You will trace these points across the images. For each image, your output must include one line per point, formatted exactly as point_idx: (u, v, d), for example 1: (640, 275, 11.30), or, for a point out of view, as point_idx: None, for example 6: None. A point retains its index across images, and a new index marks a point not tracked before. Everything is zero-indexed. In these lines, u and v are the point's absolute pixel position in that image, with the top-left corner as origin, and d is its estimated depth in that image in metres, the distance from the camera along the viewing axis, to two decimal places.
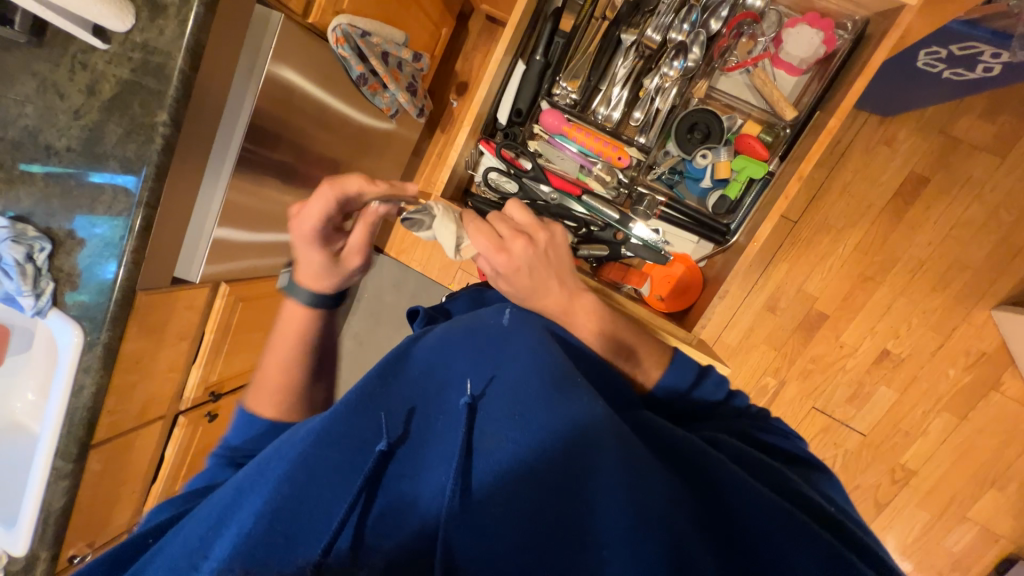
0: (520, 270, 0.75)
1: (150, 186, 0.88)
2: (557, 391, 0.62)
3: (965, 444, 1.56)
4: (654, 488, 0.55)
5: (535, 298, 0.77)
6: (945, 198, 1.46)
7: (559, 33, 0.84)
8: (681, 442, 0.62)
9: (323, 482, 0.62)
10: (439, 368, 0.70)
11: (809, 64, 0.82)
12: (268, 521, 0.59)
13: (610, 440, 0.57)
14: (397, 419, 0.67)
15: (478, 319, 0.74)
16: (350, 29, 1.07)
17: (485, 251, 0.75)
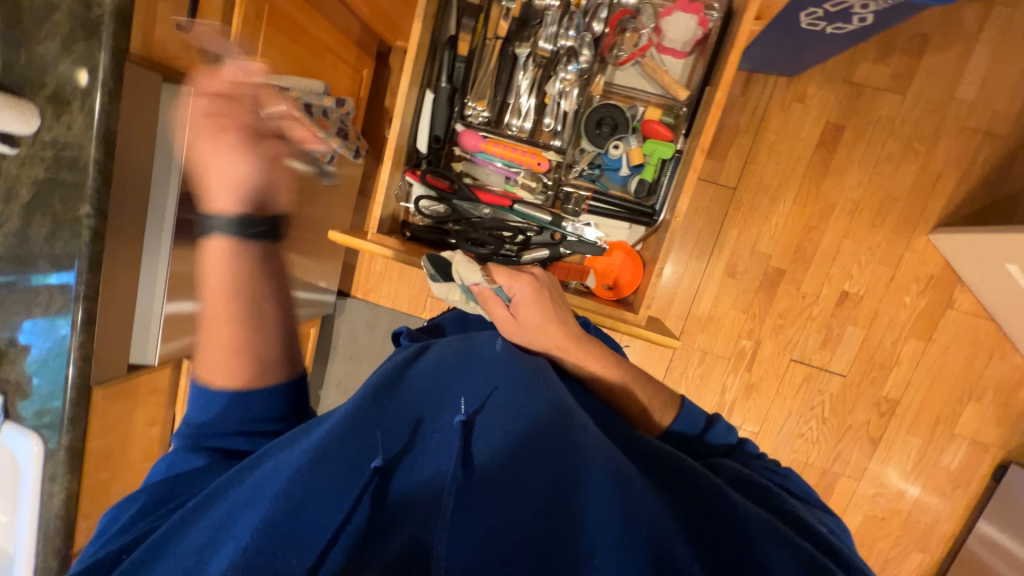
0: (542, 290, 0.83)
1: (86, 279, 0.87)
2: (549, 410, 0.67)
3: (937, 365, 1.63)
4: (640, 497, 0.59)
5: (553, 329, 0.81)
6: (862, 140, 1.55)
7: (458, 59, 0.88)
8: (669, 458, 0.68)
9: (320, 491, 0.61)
10: (434, 387, 0.73)
11: (691, 46, 0.88)
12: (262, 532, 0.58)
13: (599, 453, 0.62)
14: (396, 437, 0.67)
15: (469, 350, 0.78)
16: (264, 87, 1.10)
17: (511, 273, 0.82)
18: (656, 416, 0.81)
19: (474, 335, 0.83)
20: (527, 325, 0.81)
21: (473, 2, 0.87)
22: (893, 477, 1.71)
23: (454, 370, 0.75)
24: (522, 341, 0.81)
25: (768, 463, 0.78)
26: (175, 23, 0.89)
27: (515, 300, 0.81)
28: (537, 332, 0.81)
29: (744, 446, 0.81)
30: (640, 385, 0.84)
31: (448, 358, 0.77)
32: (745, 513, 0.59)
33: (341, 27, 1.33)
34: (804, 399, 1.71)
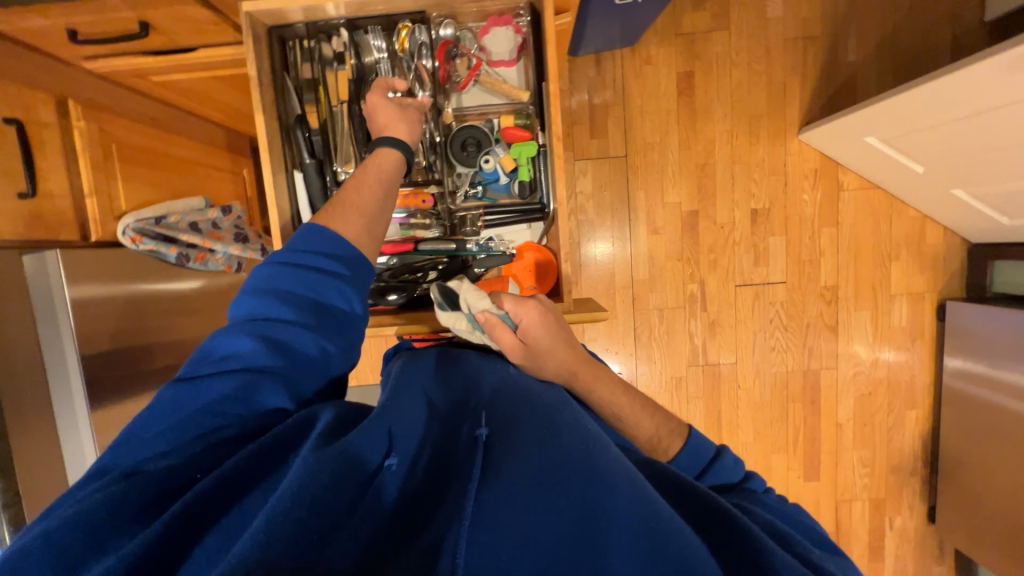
0: (547, 314, 0.81)
1: (2, 488, 0.83)
2: (572, 431, 0.60)
3: (853, 242, 1.79)
4: (675, 530, 0.48)
5: (560, 349, 0.80)
6: (712, 78, 1.71)
7: (312, 133, 0.90)
8: (692, 497, 0.57)
9: (344, 482, 0.49)
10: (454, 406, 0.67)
11: (516, 52, 0.94)
12: (284, 509, 0.44)
13: (627, 478, 0.52)
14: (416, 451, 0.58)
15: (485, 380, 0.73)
16: (140, 223, 1.07)
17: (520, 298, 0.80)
18: (661, 451, 0.75)
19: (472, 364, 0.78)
20: (538, 347, 0.78)
21: (307, 77, 0.90)
22: (863, 352, 1.83)
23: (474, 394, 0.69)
24: (532, 365, 0.78)
25: (777, 501, 0.68)
26: (16, 195, 0.85)
27: (524, 324, 0.79)
28: (542, 354, 0.79)
29: (744, 483, 0.72)
30: (647, 418, 0.78)
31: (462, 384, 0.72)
32: (777, 564, 0.48)
33: (205, 140, 1.34)
34: (762, 316, 1.81)
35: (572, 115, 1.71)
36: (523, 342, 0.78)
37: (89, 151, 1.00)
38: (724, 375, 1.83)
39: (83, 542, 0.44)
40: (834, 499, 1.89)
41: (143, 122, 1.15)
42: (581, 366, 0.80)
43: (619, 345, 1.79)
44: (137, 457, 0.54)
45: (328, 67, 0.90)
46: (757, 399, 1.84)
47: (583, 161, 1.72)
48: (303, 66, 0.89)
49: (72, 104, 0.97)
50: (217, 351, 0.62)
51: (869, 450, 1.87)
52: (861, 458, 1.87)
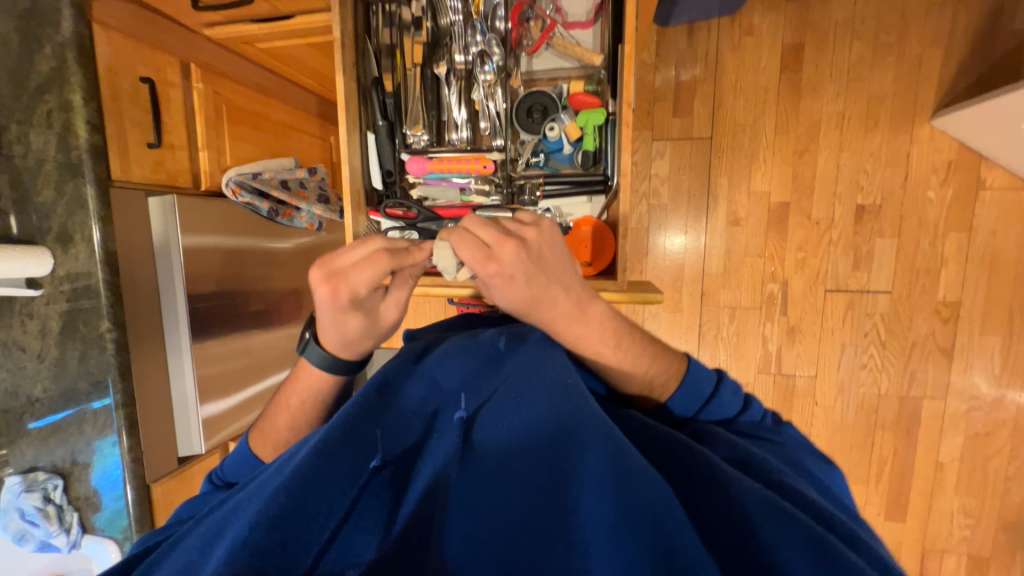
0: (516, 280, 0.60)
1: (121, 387, 1.00)
2: (549, 391, 0.54)
3: (990, 252, 1.49)
4: (648, 484, 0.43)
5: (544, 307, 0.63)
6: (826, 51, 1.50)
7: (386, 95, 0.93)
8: (663, 438, 0.52)
9: (322, 483, 0.46)
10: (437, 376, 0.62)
11: (593, 13, 0.90)
12: (261, 533, 0.42)
13: (597, 435, 0.47)
14: (395, 430, 0.54)
15: (474, 341, 0.67)
16: (240, 177, 1.20)
17: (471, 263, 0.60)
18: (655, 390, 0.67)
19: (479, 333, 0.71)
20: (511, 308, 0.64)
21: (386, 42, 0.93)
22: (983, 386, 1.54)
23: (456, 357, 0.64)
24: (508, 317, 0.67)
25: (767, 428, 0.64)
26: (145, 143, 1.01)
27: (492, 284, 0.62)
28: (535, 315, 0.64)
29: (742, 415, 0.66)
30: (647, 358, 0.68)
31: (455, 351, 0.65)
32: (736, 488, 0.45)
33: (298, 106, 1.45)
34: (855, 327, 1.59)
35: (654, 91, 1.60)
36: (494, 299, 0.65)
37: (203, 111, 1.13)
38: (799, 387, 1.65)
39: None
40: (920, 546, 1.64)
41: (251, 87, 1.27)
42: (556, 318, 0.64)
43: (680, 340, 1.68)
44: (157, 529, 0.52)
45: (405, 32, 0.92)
46: (837, 419, 1.64)
47: (662, 142, 1.61)
48: (383, 31, 0.92)
49: (193, 68, 1.11)
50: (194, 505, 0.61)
51: (974, 500, 1.60)
52: (964, 506, 1.60)
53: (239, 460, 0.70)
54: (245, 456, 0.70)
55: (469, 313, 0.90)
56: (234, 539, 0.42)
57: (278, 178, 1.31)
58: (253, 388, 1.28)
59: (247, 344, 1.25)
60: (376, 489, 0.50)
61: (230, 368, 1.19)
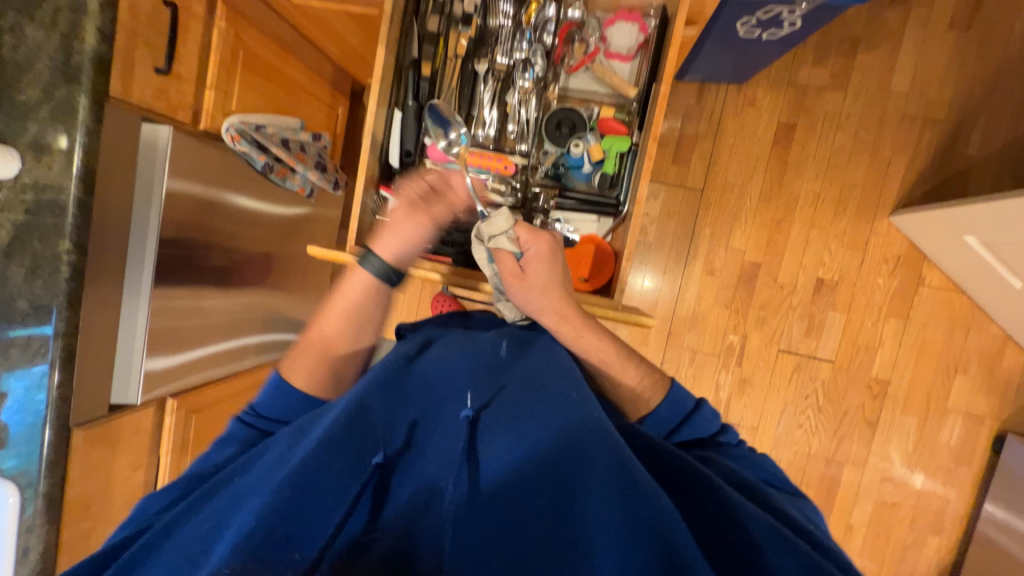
0: (547, 258, 0.81)
1: (65, 317, 0.89)
2: (554, 406, 0.57)
3: (919, 341, 1.67)
4: (655, 501, 0.46)
5: (556, 292, 0.79)
6: (813, 136, 1.65)
7: (422, 79, 0.94)
8: (668, 456, 0.58)
9: (326, 478, 0.48)
10: (434, 380, 0.64)
11: (634, 50, 0.96)
12: (267, 524, 0.45)
13: (601, 449, 0.50)
14: (396, 427, 0.56)
15: (473, 348, 0.70)
16: (242, 125, 1.16)
17: (521, 233, 0.81)
18: (643, 401, 0.77)
19: (476, 335, 0.76)
20: (535, 280, 0.79)
21: (431, 30, 0.94)
22: (897, 462, 1.70)
23: (461, 358, 0.67)
24: (522, 300, 0.79)
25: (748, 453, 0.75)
26: (153, 68, 0.96)
27: (527, 254, 0.80)
28: (555, 300, 0.78)
29: (719, 436, 0.77)
30: (632, 367, 0.80)
31: (453, 356, 0.68)
32: (748, 516, 0.50)
33: (314, 70, 1.41)
34: (797, 388, 1.71)
35: (659, 136, 1.69)
36: (521, 273, 0.79)
37: (219, 51, 1.08)
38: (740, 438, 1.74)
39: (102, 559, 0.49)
40: None
41: (270, 39, 1.23)
42: (569, 306, 0.79)
43: None
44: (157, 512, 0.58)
45: (454, 26, 0.95)
46: None
47: (657, 184, 1.70)
48: (432, 18, 0.94)
49: (219, 5, 1.06)
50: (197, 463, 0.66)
51: (874, 563, 1.74)
52: (865, 569, 1.74)
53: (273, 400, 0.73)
54: (280, 395, 0.73)
55: (458, 313, 0.93)
56: (238, 531, 0.45)
57: (283, 136, 1.29)
58: (199, 351, 1.22)
59: (204, 299, 1.19)
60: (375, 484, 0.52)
61: (178, 322, 1.13)
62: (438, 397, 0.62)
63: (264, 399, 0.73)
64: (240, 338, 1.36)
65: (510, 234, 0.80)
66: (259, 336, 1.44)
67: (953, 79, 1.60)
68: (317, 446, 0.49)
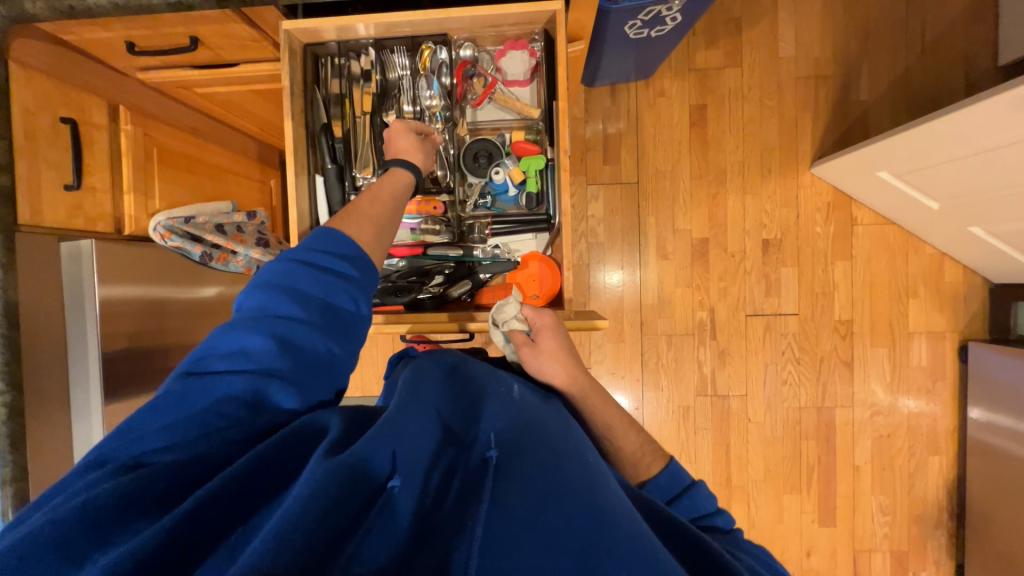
0: (555, 332, 0.89)
1: (10, 461, 0.86)
2: (576, 461, 0.60)
3: (868, 276, 1.76)
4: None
5: (567, 359, 0.86)
6: (723, 112, 1.76)
7: (336, 140, 0.97)
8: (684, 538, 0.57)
9: (355, 491, 0.50)
10: (461, 420, 0.65)
11: (529, 74, 1.00)
12: (296, 528, 0.44)
13: (626, 518, 0.52)
14: (424, 457, 0.57)
15: (497, 393, 0.72)
16: (170, 222, 1.14)
17: (529, 309, 0.92)
18: (643, 464, 0.79)
19: (501, 375, 0.80)
20: (546, 348, 0.85)
21: (334, 91, 0.97)
22: (880, 394, 1.77)
23: (480, 399, 0.70)
24: (537, 365, 0.85)
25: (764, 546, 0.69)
26: (62, 185, 0.94)
27: (537, 327, 0.90)
28: (568, 367, 0.85)
29: (718, 516, 0.73)
30: (632, 433, 0.83)
31: (477, 396, 0.71)
32: None
33: (235, 150, 1.42)
34: (773, 347, 1.77)
35: (586, 142, 1.77)
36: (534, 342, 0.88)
37: (131, 153, 1.08)
38: (733, 408, 1.78)
39: (87, 526, 0.44)
40: (852, 548, 1.79)
41: (183, 131, 1.24)
42: (578, 370, 0.86)
43: (625, 369, 1.77)
44: (138, 452, 0.53)
45: (354, 83, 0.96)
46: (768, 433, 1.78)
47: (595, 186, 1.76)
48: (332, 80, 0.97)
49: (122, 110, 1.07)
50: (223, 349, 0.62)
51: (888, 498, 1.78)
52: (881, 505, 1.77)
53: (328, 241, 0.74)
54: (334, 239, 0.74)
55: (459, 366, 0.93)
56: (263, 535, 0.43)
57: (217, 221, 1.26)
58: None
59: None
60: (393, 503, 0.52)
61: None
62: (466, 438, 0.63)
63: (315, 245, 0.73)
64: None
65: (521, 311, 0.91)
66: None
67: (831, 36, 1.75)
68: (355, 460, 0.51)
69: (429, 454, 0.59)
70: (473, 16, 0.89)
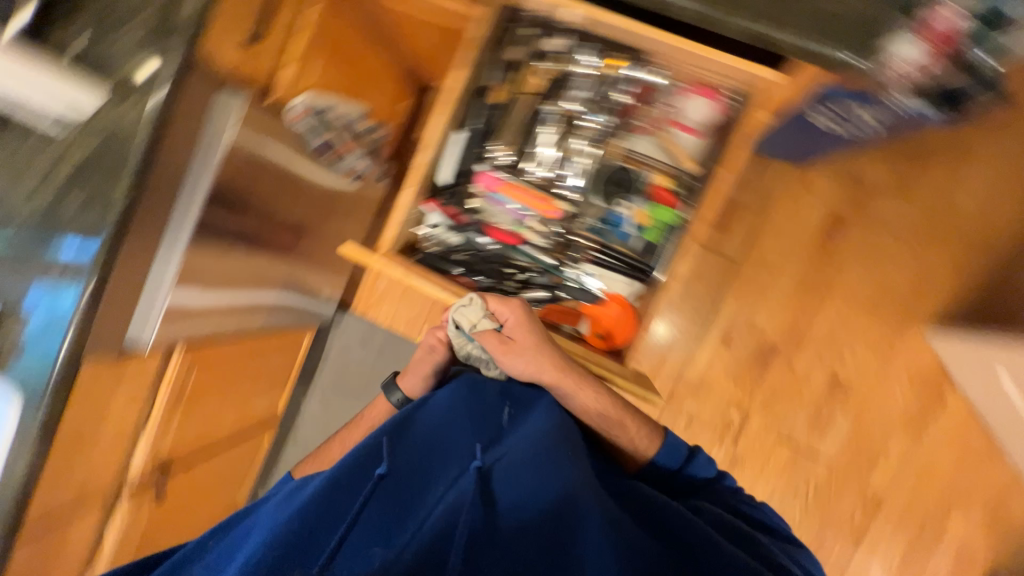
0: (521, 327, 1.04)
1: (107, 252, 0.90)
2: (549, 474, 0.81)
3: (926, 463, 1.61)
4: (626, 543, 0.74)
5: (537, 355, 1.02)
6: (860, 232, 1.62)
7: (494, 106, 1.07)
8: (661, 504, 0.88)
9: (359, 485, 0.79)
10: (444, 439, 0.90)
11: (704, 125, 1.04)
12: (321, 512, 0.74)
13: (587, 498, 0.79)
14: (403, 469, 0.82)
15: (482, 412, 0.98)
16: (310, 105, 1.20)
17: (497, 309, 1.04)
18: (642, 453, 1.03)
19: (484, 387, 1.03)
20: (521, 346, 1.02)
21: (511, 57, 1.03)
22: None
23: (467, 427, 0.93)
24: (514, 362, 1.01)
25: (737, 495, 1.03)
26: (239, 43, 1.00)
27: (506, 325, 1.03)
28: (553, 372, 1.01)
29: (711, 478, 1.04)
30: (631, 421, 1.04)
31: (460, 416, 0.95)
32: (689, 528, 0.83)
33: (385, 64, 1.46)
34: (789, 481, 1.66)
35: None
36: (505, 341, 1.02)
37: (305, 33, 1.12)
38: None
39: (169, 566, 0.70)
40: None
41: (357, 27, 1.26)
42: (555, 365, 1.02)
43: None
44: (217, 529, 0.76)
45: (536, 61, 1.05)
46: None
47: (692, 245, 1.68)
48: (513, 47, 1.03)
49: None
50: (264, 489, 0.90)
51: None
52: None
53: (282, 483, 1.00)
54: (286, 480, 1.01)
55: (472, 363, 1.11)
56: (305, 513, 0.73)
57: (341, 119, 1.33)
58: (224, 299, 1.22)
59: (237, 255, 1.19)
60: (385, 494, 0.78)
61: (209, 272, 1.11)
62: (447, 455, 0.87)
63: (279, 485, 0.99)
64: (255, 297, 1.36)
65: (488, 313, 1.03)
66: (274, 296, 1.44)
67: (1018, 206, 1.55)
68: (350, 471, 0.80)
69: (419, 478, 0.82)
70: (675, 43, 0.86)
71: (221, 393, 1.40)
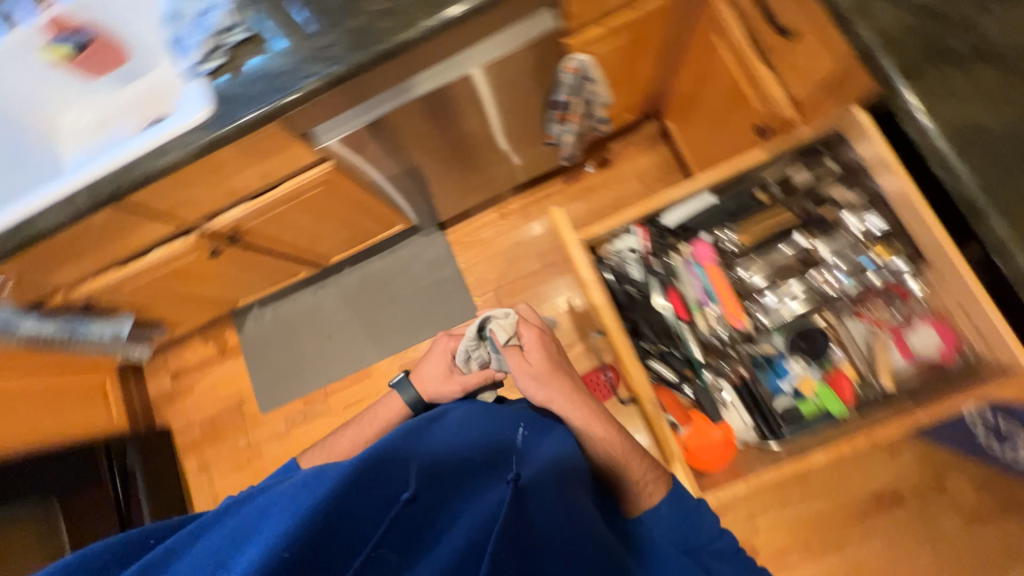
0: (542, 352, 0.95)
1: (372, 57, 0.92)
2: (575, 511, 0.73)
3: None
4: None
5: (558, 389, 0.92)
6: (904, 525, 1.55)
7: (763, 194, 1.03)
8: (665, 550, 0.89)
9: (371, 492, 0.54)
10: (459, 449, 0.74)
11: (920, 359, 0.92)
12: (325, 523, 0.49)
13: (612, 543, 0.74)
14: (415, 478, 0.60)
15: (499, 428, 0.85)
16: (584, 67, 1.20)
17: (528, 330, 0.96)
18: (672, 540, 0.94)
19: (504, 414, 0.91)
20: (535, 367, 0.93)
21: (802, 179, 1.00)
22: None
23: (481, 437, 0.80)
24: (531, 384, 0.92)
25: None
26: None
27: (530, 344, 0.95)
28: (574, 419, 0.91)
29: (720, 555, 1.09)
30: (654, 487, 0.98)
31: (473, 429, 0.82)
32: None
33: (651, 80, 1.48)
34: None
35: None
36: (528, 360, 0.94)
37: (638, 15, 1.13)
38: None
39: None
40: None
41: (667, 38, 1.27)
42: (583, 409, 0.92)
43: None
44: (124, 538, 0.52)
45: (819, 195, 1.01)
46: None
47: None
48: (806, 174, 1.00)
49: None
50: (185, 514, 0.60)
51: None
52: None
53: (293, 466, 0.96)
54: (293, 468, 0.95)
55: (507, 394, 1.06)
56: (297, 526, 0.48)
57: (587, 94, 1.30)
58: (391, 156, 1.23)
59: (432, 130, 1.20)
60: (408, 518, 0.55)
61: (406, 127, 1.13)
62: (463, 463, 0.70)
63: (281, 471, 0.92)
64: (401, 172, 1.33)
65: (516, 328, 0.95)
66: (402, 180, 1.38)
67: None
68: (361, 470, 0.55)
69: (442, 487, 0.63)
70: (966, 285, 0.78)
71: (316, 216, 1.42)
